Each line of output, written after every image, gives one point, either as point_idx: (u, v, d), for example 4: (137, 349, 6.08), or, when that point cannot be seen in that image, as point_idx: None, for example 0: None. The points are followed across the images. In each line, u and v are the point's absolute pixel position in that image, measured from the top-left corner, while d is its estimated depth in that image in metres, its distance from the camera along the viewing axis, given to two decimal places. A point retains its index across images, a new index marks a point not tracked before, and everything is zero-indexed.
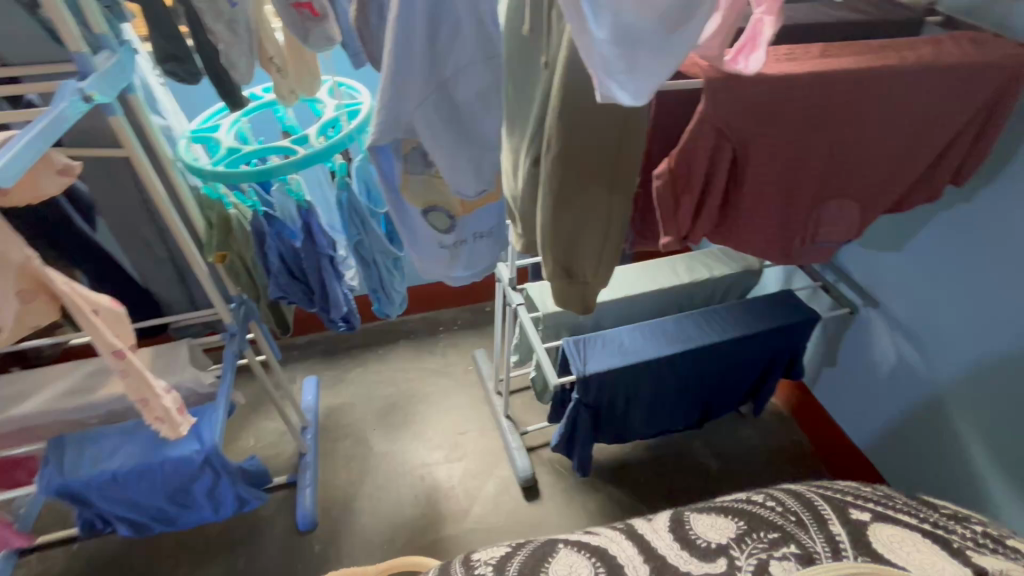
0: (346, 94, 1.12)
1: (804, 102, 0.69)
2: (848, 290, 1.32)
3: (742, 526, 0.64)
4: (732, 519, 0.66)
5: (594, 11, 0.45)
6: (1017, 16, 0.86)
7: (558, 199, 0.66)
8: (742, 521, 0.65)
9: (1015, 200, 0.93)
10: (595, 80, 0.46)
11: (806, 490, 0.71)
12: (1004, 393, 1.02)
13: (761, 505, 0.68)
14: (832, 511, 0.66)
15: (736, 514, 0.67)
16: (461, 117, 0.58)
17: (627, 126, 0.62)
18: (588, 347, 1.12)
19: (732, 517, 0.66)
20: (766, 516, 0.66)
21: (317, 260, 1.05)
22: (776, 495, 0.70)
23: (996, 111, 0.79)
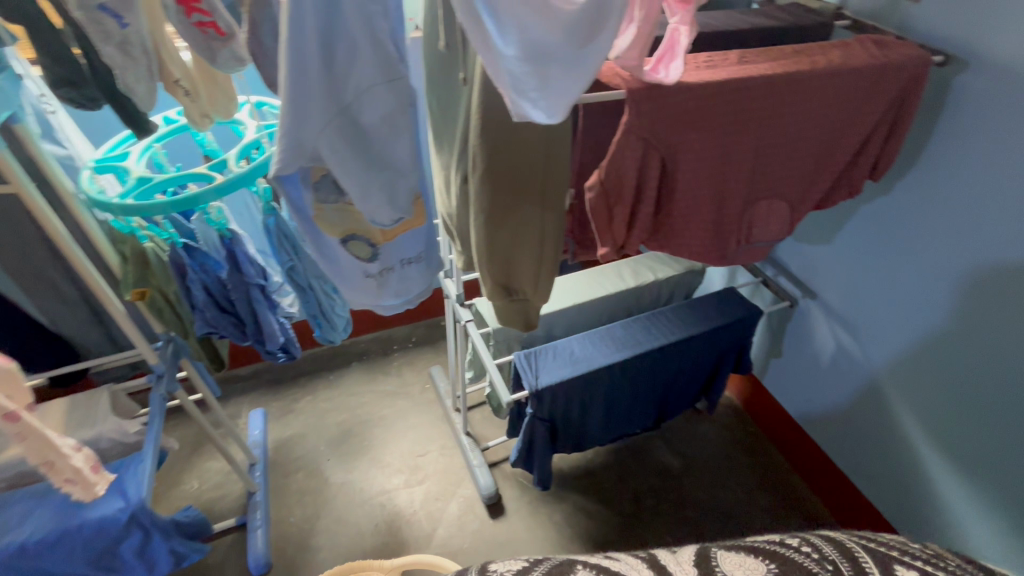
0: (269, 113, 1.07)
1: (725, 109, 0.70)
2: (787, 283, 1.37)
3: (774, 569, 0.52)
4: (762, 560, 0.53)
5: (500, 28, 0.43)
6: (916, 19, 0.91)
7: (489, 218, 0.64)
8: (774, 564, 0.53)
9: (928, 190, 0.98)
10: (506, 98, 0.45)
11: (845, 537, 0.58)
12: (932, 373, 1.07)
13: (794, 548, 0.55)
14: (876, 564, 0.53)
15: (766, 555, 0.54)
16: (371, 144, 0.47)
17: (550, 140, 0.60)
18: (539, 359, 1.10)
19: (763, 558, 0.54)
20: (801, 562, 0.53)
21: (246, 290, 0.99)
22: (812, 538, 0.58)
23: (903, 108, 0.83)
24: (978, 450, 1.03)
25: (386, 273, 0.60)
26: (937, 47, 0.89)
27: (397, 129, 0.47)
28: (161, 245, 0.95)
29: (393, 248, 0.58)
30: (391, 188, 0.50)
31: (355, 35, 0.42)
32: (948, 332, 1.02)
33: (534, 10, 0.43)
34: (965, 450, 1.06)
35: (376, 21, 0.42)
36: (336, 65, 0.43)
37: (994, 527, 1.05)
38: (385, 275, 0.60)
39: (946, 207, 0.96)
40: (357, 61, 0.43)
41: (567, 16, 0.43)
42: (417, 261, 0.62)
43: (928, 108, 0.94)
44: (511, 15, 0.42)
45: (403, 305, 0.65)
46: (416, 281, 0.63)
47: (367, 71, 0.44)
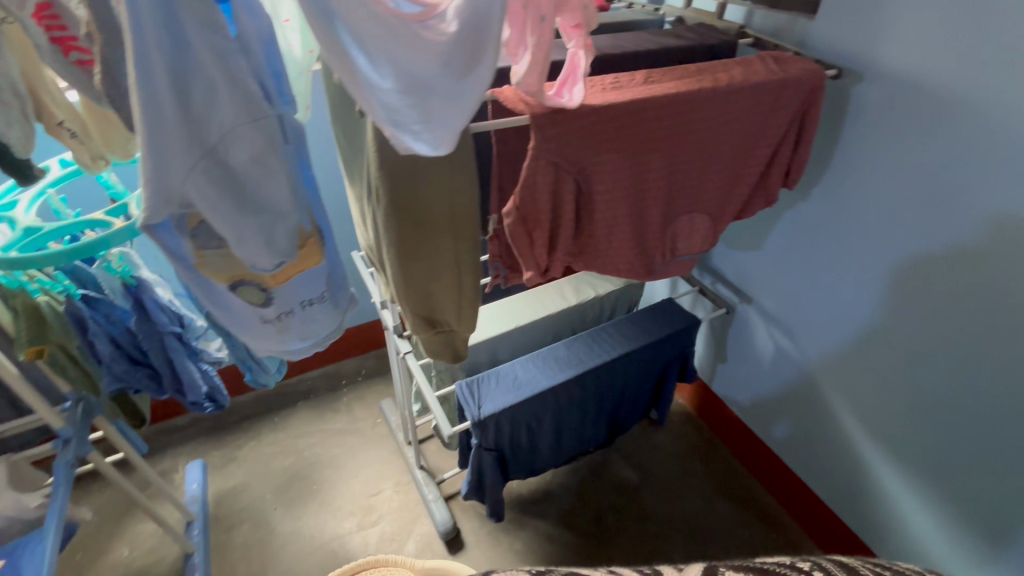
0: None
1: (633, 129, 0.70)
2: (724, 290, 1.40)
3: None
4: None
5: (371, 60, 0.41)
6: (813, 36, 0.96)
7: (399, 252, 0.62)
8: None
9: (841, 195, 1.02)
10: (385, 131, 0.43)
11: (852, 561, 0.54)
12: (863, 369, 1.11)
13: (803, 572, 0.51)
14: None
15: None
16: (245, 185, 0.44)
17: (454, 171, 0.58)
18: (482, 387, 1.07)
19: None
20: None
21: (158, 340, 0.92)
22: (824, 563, 0.53)
23: (807, 119, 0.86)
24: (910, 440, 1.07)
25: (286, 317, 0.56)
26: (834, 61, 0.94)
27: (271, 170, 0.45)
28: (56, 299, 0.84)
29: (289, 291, 0.55)
30: (269, 230, 0.47)
31: (209, 74, 0.39)
32: (874, 328, 1.06)
33: (404, 43, 0.41)
34: (899, 441, 1.09)
35: (232, 58, 0.40)
36: (192, 106, 0.40)
37: (931, 513, 1.08)
38: (285, 319, 0.57)
39: (860, 209, 1.00)
40: (215, 101, 0.40)
41: (439, 46, 0.42)
42: (320, 301, 0.58)
43: (832, 118, 0.99)
44: (379, 49, 0.41)
45: (311, 347, 0.62)
46: (323, 322, 0.60)
47: (227, 110, 0.41)
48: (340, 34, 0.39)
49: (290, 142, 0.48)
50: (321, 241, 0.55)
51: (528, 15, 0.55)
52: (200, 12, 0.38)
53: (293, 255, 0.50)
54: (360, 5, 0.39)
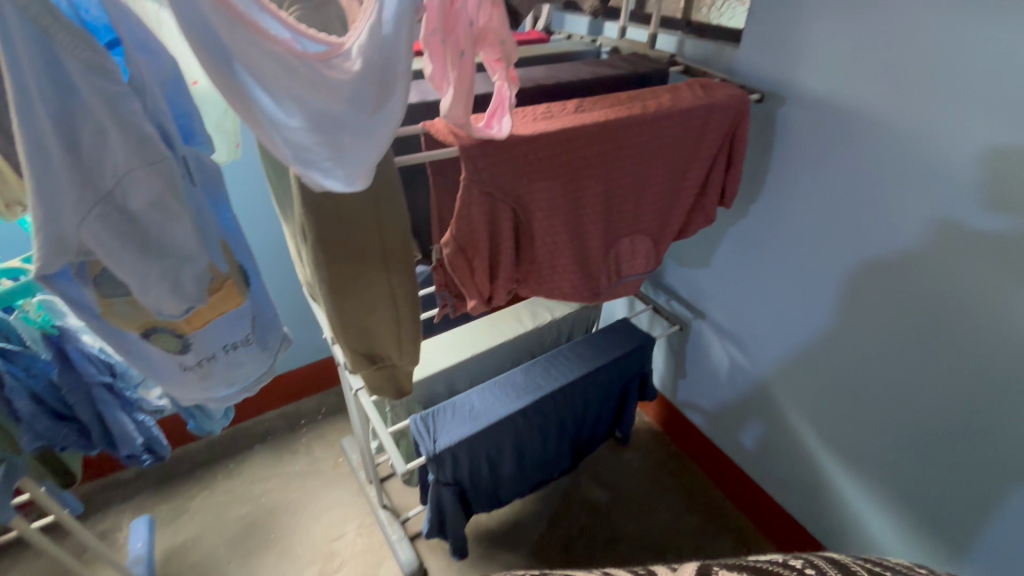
0: None
1: (565, 156, 0.72)
2: (678, 306, 1.42)
3: None
4: None
5: (276, 101, 0.41)
6: (738, 62, 1.01)
7: (330, 289, 0.60)
8: None
9: (778, 210, 1.06)
10: (293, 166, 0.44)
11: (841, 557, 0.51)
12: (813, 377, 1.14)
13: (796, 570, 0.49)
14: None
15: None
16: (149, 231, 0.43)
17: (381, 205, 0.57)
18: (437, 420, 1.04)
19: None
20: None
21: (86, 392, 0.86)
22: (815, 560, 0.51)
23: (735, 141, 0.90)
24: (860, 444, 1.10)
25: (208, 362, 0.54)
26: (759, 85, 0.99)
27: (173, 213, 0.43)
28: None
29: (208, 335, 0.52)
30: (175, 275, 0.45)
31: (98, 117, 0.38)
32: (818, 337, 1.09)
33: (309, 83, 0.41)
34: (851, 446, 1.12)
35: (123, 103, 0.39)
36: (83, 152, 0.39)
37: (886, 515, 1.11)
38: (207, 365, 0.54)
39: (796, 223, 1.04)
40: (108, 146, 0.39)
41: (343, 83, 0.42)
42: (245, 344, 0.56)
43: (763, 138, 1.03)
44: (283, 89, 0.41)
45: (238, 393, 0.59)
46: (251, 365, 0.58)
47: (121, 153, 0.40)
48: (241, 76, 0.39)
49: (197, 183, 0.48)
50: (241, 282, 0.53)
51: (447, 51, 0.55)
52: (84, 55, 0.37)
53: (204, 299, 0.49)
54: (257, 46, 0.38)
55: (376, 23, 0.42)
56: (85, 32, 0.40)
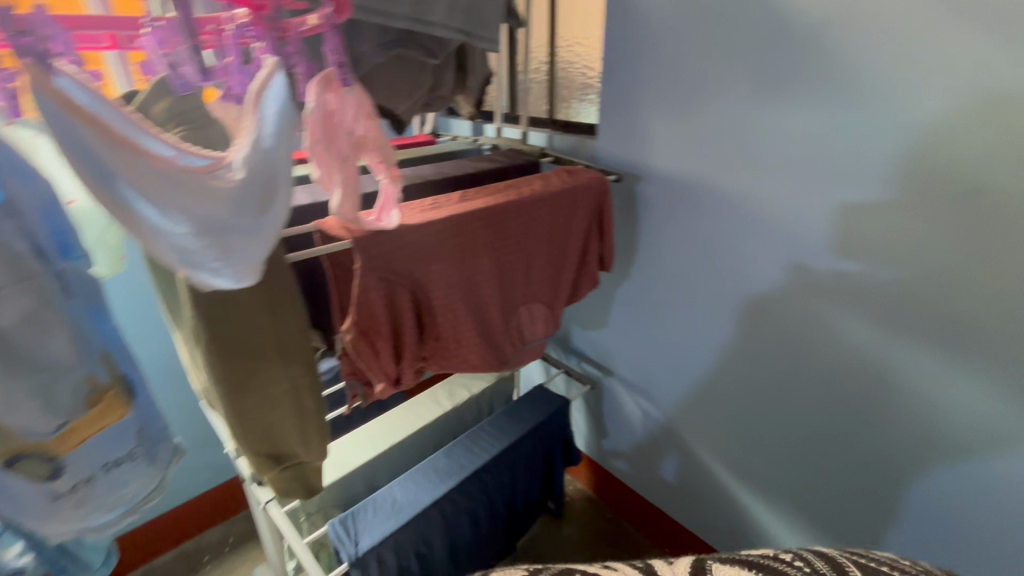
0: None
1: (454, 240, 0.79)
2: (589, 367, 1.50)
3: None
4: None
5: (161, 211, 0.44)
6: (598, 151, 1.19)
7: (227, 390, 0.60)
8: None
9: (653, 269, 1.20)
10: (183, 270, 0.47)
11: (836, 551, 0.52)
12: (714, 415, 1.24)
13: (787, 563, 0.50)
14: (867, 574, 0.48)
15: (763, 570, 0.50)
16: (15, 347, 0.43)
17: (274, 300, 0.59)
18: (358, 520, 0.99)
19: (757, 573, 0.49)
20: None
21: None
22: (805, 553, 0.52)
23: (603, 215, 1.03)
24: (766, 471, 1.19)
25: (83, 487, 0.50)
26: (617, 168, 1.17)
27: (47, 328, 0.44)
28: None
29: (85, 456, 0.49)
30: (47, 389, 0.45)
31: None
32: (709, 378, 1.21)
33: (193, 193, 0.45)
34: (761, 474, 1.20)
35: None
36: None
37: (802, 536, 1.18)
38: (84, 489, 0.50)
39: (671, 278, 1.18)
40: None
41: (229, 191, 0.46)
42: (130, 460, 0.53)
43: (630, 210, 1.19)
44: (166, 201, 0.44)
45: (118, 519, 0.54)
46: (135, 485, 0.55)
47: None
48: (123, 191, 0.42)
49: (74, 298, 0.48)
50: (123, 393, 0.52)
51: (331, 157, 0.61)
52: None
53: (79, 413, 0.48)
54: (140, 164, 0.42)
55: (257, 138, 0.48)
56: None
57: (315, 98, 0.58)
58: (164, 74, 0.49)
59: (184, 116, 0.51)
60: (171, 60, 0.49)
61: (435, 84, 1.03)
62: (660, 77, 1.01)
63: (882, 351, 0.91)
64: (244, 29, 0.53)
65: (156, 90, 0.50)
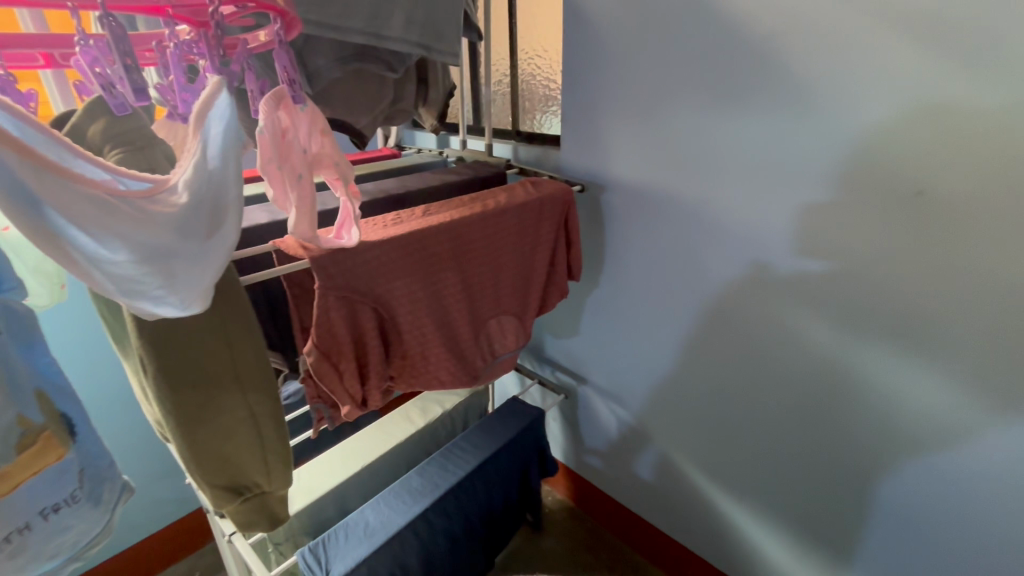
0: None
1: (418, 255, 0.78)
2: (562, 376, 1.50)
3: None
4: None
5: (98, 240, 0.41)
6: (561, 161, 1.19)
7: (180, 423, 0.57)
8: None
9: (620, 277, 1.21)
10: (124, 300, 0.44)
11: None
12: (686, 418, 1.25)
13: None
14: None
15: None
16: None
17: (228, 326, 0.57)
18: (329, 547, 0.95)
19: None
20: None
21: None
22: None
23: (569, 226, 1.04)
24: (738, 472, 1.21)
25: (20, 536, 0.46)
26: (581, 178, 1.18)
27: None
28: None
29: (20, 502, 0.46)
30: None
31: None
32: (680, 382, 1.22)
33: (133, 220, 0.42)
34: (731, 475, 1.22)
35: None
36: None
37: (776, 534, 1.20)
38: (19, 539, 0.46)
39: (638, 285, 1.19)
40: None
41: (171, 216, 0.45)
42: (71, 503, 0.50)
43: (596, 219, 1.20)
44: (104, 229, 0.41)
45: (60, 568, 0.50)
46: (77, 529, 0.51)
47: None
48: (53, 219, 0.39)
49: (3, 335, 0.44)
50: (62, 432, 0.49)
51: (285, 175, 0.59)
52: None
53: (10, 457, 0.44)
54: (72, 190, 0.39)
55: (201, 160, 0.47)
56: None
57: (266, 115, 0.56)
58: (101, 93, 0.47)
59: (122, 138, 0.48)
60: (106, 80, 0.47)
61: (396, 98, 1.02)
62: (620, 88, 1.03)
63: (838, 350, 0.95)
64: (189, 47, 0.52)
65: (91, 110, 0.48)
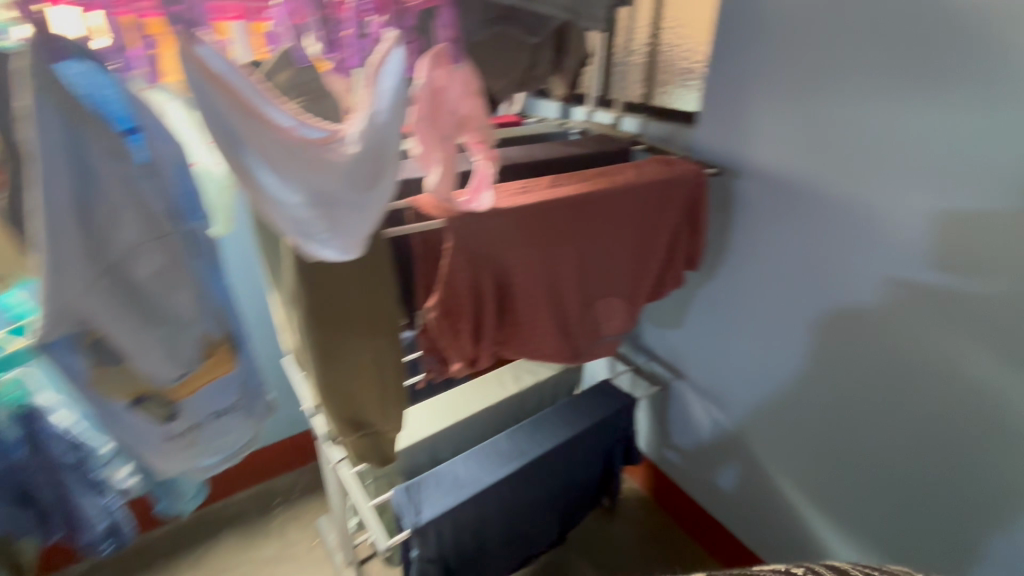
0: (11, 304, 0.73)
1: (542, 225, 0.77)
2: (658, 367, 1.45)
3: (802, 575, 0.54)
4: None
5: (281, 182, 0.45)
6: (694, 141, 1.11)
7: (320, 356, 0.62)
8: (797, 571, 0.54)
9: (740, 272, 1.12)
10: (295, 241, 0.48)
11: (850, 567, 0.56)
12: (795, 434, 1.14)
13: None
14: None
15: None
16: (145, 297, 0.47)
17: (371, 275, 0.60)
18: (421, 490, 1.02)
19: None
20: None
21: (52, 475, 0.79)
22: (818, 567, 0.56)
23: (697, 211, 0.97)
24: (846, 501, 1.09)
25: (195, 430, 0.55)
26: (714, 161, 1.09)
27: (175, 283, 0.48)
28: None
29: (198, 403, 0.54)
30: (173, 340, 0.50)
31: (118, 200, 0.43)
32: (791, 393, 1.12)
33: (311, 165, 0.46)
34: (835, 503, 1.11)
35: (139, 184, 0.44)
36: (97, 228, 0.43)
37: None
38: (194, 432, 0.56)
39: (760, 283, 1.09)
40: (120, 222, 0.44)
41: (341, 164, 0.47)
42: (233, 411, 0.58)
43: (723, 208, 1.11)
44: (288, 171, 0.45)
45: (221, 463, 0.60)
46: (235, 434, 0.59)
47: (131, 230, 0.44)
48: (249, 159, 0.43)
49: (198, 257, 0.51)
50: (234, 350, 0.57)
51: (435, 135, 0.62)
52: (109, 144, 0.42)
53: (198, 363, 0.53)
54: (266, 134, 0.43)
55: (373, 112, 0.49)
56: (109, 122, 0.42)
57: (425, 74, 0.58)
58: (290, 45, 0.52)
59: (304, 87, 0.52)
60: (298, 31, 0.51)
61: (531, 65, 0.97)
62: (774, 64, 0.92)
63: (999, 389, 0.80)
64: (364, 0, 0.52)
65: (280, 60, 0.51)
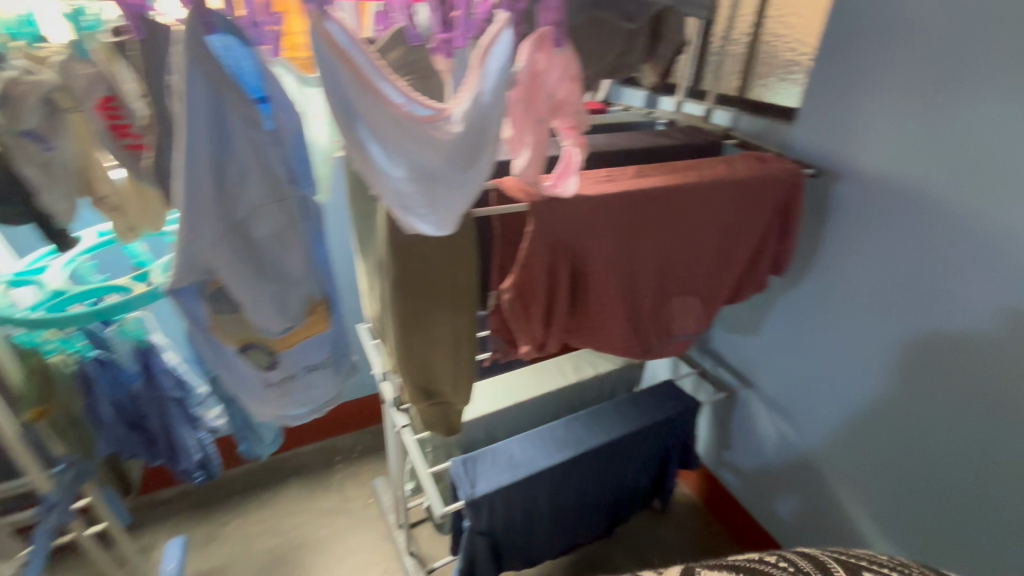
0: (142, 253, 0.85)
1: (624, 216, 0.76)
2: (725, 374, 1.39)
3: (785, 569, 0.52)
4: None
5: (388, 155, 0.48)
6: (792, 139, 1.04)
7: (402, 324, 0.65)
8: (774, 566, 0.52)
9: (829, 282, 1.05)
10: (394, 213, 0.50)
11: (819, 551, 0.54)
12: (873, 460, 1.06)
13: (771, 564, 0.53)
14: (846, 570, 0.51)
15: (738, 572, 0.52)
16: (260, 255, 0.52)
17: (455, 251, 0.62)
18: (476, 465, 1.05)
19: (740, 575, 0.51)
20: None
21: (160, 406, 0.89)
22: (788, 553, 0.55)
23: (789, 213, 0.92)
24: (926, 540, 1.00)
25: (289, 380, 0.61)
26: (813, 161, 1.01)
27: (287, 243, 0.52)
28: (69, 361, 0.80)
29: (294, 356, 0.59)
30: (280, 297, 0.55)
31: (247, 164, 0.48)
32: (874, 416, 1.04)
33: (416, 141, 0.48)
34: (913, 540, 1.03)
35: (266, 149, 0.48)
36: (227, 189, 0.48)
37: None
38: (288, 382, 0.61)
39: (851, 295, 1.01)
40: (248, 184, 0.48)
41: (445, 141, 0.49)
42: (322, 367, 0.63)
43: (817, 212, 1.04)
44: (395, 145, 0.47)
45: (308, 414, 0.65)
46: (322, 389, 0.64)
47: (255, 192, 0.49)
48: (362, 132, 0.46)
49: (307, 222, 0.55)
50: (329, 311, 0.61)
51: (530, 118, 0.62)
52: (244, 112, 0.46)
53: (300, 320, 0.57)
54: (380, 110, 0.45)
55: (478, 93, 0.50)
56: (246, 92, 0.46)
57: (526, 57, 0.58)
58: (403, 25, 0.54)
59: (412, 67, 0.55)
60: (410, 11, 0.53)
61: (625, 50, 0.95)
62: (893, 59, 0.84)
63: None
64: None
65: (393, 39, 0.54)
